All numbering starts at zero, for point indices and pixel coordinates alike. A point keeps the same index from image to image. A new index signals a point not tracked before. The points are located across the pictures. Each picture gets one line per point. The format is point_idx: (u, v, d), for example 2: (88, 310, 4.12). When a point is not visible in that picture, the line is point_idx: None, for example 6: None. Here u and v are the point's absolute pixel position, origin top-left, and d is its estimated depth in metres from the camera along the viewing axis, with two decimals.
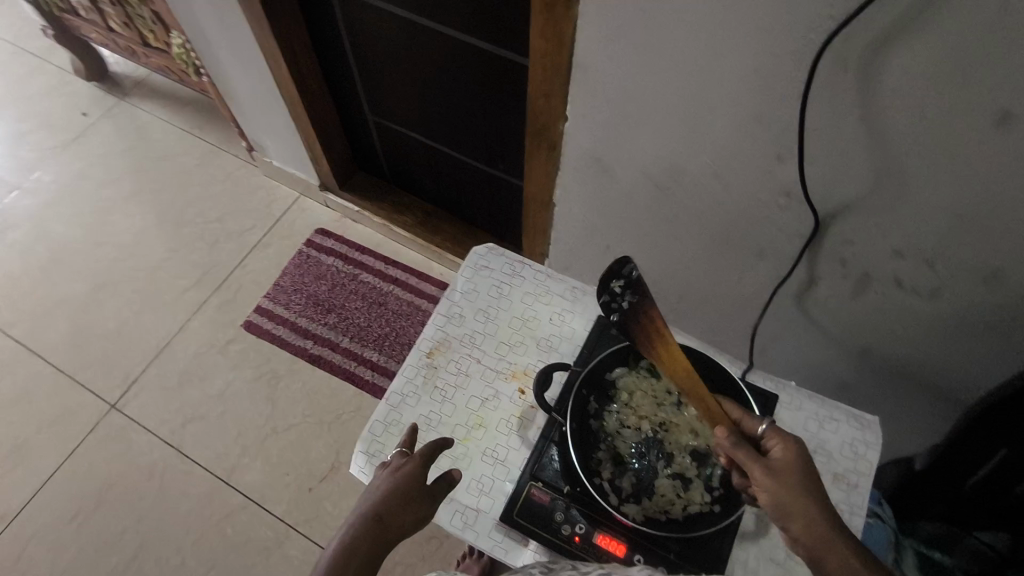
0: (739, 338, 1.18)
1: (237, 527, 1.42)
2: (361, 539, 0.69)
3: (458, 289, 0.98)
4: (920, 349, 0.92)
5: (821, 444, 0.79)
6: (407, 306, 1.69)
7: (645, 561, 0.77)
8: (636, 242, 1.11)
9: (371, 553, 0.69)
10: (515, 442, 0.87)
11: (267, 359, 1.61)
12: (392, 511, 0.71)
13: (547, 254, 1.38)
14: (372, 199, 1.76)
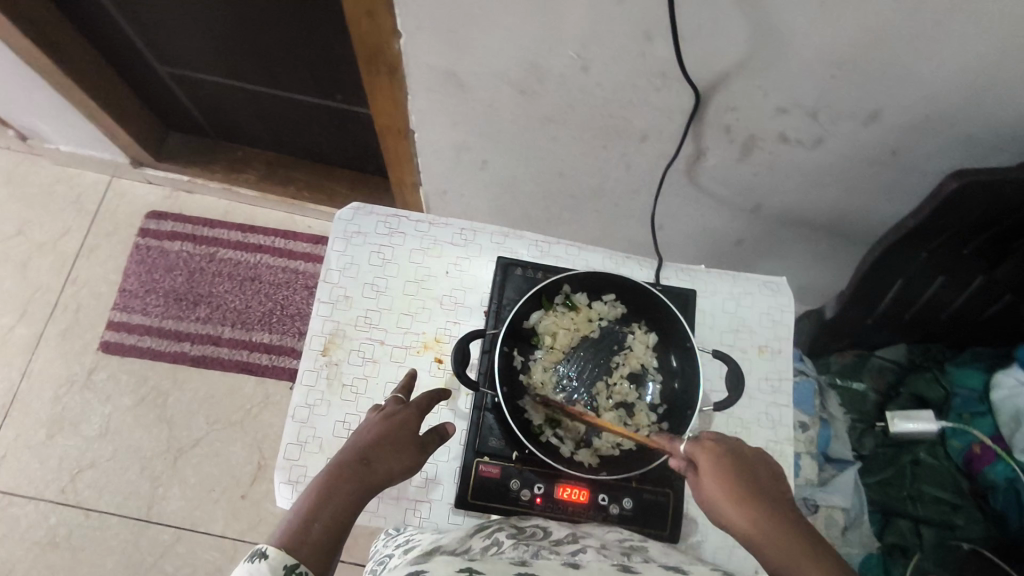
0: (635, 223, 1.20)
1: (178, 560, 1.30)
2: (347, 476, 0.65)
3: (334, 268, 0.87)
4: (801, 189, 0.99)
5: (742, 322, 0.88)
6: (283, 274, 1.50)
7: (610, 498, 0.75)
8: (520, 151, 1.04)
9: (356, 492, 0.65)
10: (446, 418, 0.81)
11: (143, 377, 1.41)
12: (382, 453, 0.68)
13: (418, 180, 1.21)
14: (196, 163, 1.49)
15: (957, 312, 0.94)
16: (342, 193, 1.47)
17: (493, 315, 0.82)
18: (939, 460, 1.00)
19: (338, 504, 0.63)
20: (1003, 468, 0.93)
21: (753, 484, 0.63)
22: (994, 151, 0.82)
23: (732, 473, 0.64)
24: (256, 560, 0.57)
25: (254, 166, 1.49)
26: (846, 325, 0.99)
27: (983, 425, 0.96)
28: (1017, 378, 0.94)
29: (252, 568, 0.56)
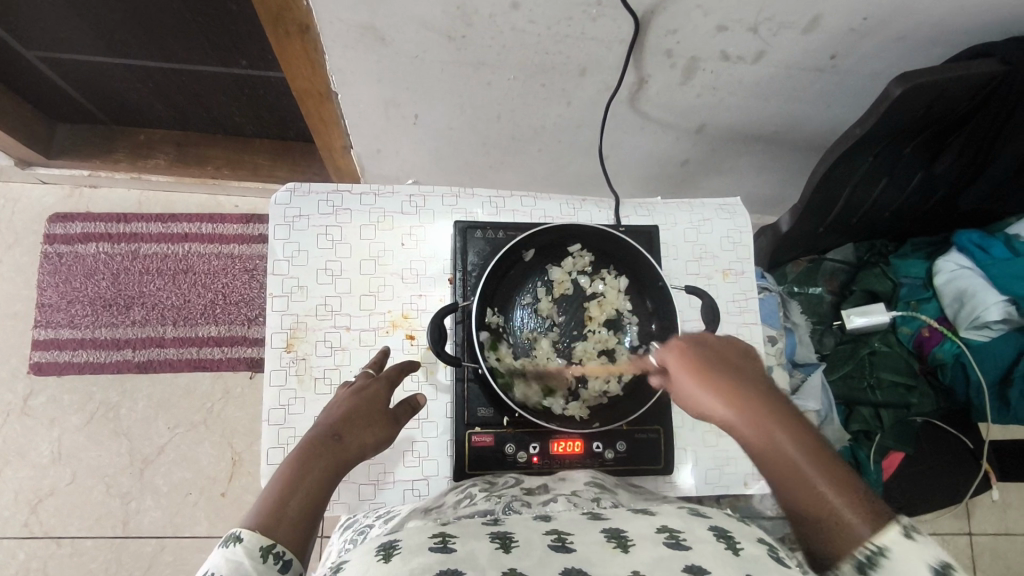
0: (582, 158, 1.16)
1: (167, 569, 1.25)
2: (319, 453, 0.62)
3: (282, 258, 0.81)
4: (745, 104, 0.98)
5: (704, 249, 0.89)
6: (218, 261, 1.40)
7: (605, 444, 0.76)
8: (455, 101, 0.97)
9: (328, 470, 0.61)
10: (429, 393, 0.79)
11: (87, 394, 1.32)
12: (353, 428, 0.66)
13: (349, 144, 1.10)
14: (94, 154, 1.33)
15: (899, 207, 0.98)
16: (265, 166, 1.35)
17: (461, 284, 0.79)
18: (892, 347, 1.07)
19: (312, 482, 0.59)
20: (950, 344, 1.02)
21: (748, 383, 0.61)
22: (928, 44, 0.83)
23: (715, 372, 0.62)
24: (230, 544, 0.52)
25: (162, 148, 1.34)
26: (799, 236, 1.02)
27: (929, 310, 1.05)
28: (956, 262, 1.02)
29: (227, 552, 0.51)
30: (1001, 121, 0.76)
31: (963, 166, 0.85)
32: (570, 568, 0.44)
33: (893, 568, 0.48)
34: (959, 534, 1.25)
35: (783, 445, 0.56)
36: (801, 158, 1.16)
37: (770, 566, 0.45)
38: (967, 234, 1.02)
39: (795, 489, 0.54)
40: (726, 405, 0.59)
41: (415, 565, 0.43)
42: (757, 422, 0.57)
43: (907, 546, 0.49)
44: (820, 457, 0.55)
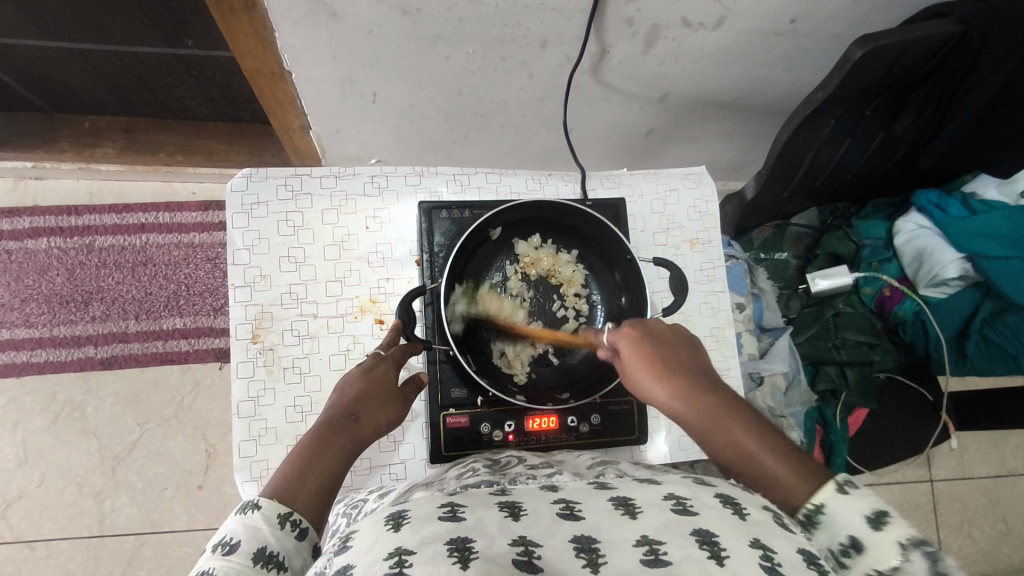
0: (547, 132, 1.15)
1: (147, 565, 1.23)
2: (337, 433, 0.62)
3: (242, 247, 0.78)
4: (707, 71, 0.97)
5: (672, 219, 0.89)
6: (178, 251, 1.36)
7: (579, 417, 0.77)
8: (414, 76, 0.94)
9: (345, 451, 0.61)
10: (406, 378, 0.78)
11: (49, 394, 1.28)
12: (368, 408, 0.65)
13: (306, 124, 1.06)
14: (36, 144, 1.26)
15: (861, 168, 0.99)
16: (220, 150, 1.29)
17: (428, 266, 0.78)
18: (855, 308, 1.10)
19: (329, 459, 0.60)
20: (910, 302, 1.05)
21: (688, 372, 0.62)
22: (886, 4, 0.83)
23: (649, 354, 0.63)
24: (249, 511, 0.54)
25: (110, 136, 1.29)
26: (765, 201, 1.02)
27: (891, 270, 1.08)
28: (916, 222, 1.04)
29: (245, 519, 0.53)
30: (960, 77, 0.77)
31: (922, 125, 0.86)
32: (579, 534, 0.44)
33: (830, 524, 0.51)
34: (924, 482, 1.31)
35: (732, 429, 0.58)
36: (763, 123, 1.17)
37: (774, 530, 0.47)
38: (924, 195, 1.04)
39: (748, 469, 0.57)
40: (673, 397, 0.61)
41: (424, 535, 0.43)
42: (706, 410, 0.59)
43: (841, 501, 0.52)
44: (764, 433, 0.57)
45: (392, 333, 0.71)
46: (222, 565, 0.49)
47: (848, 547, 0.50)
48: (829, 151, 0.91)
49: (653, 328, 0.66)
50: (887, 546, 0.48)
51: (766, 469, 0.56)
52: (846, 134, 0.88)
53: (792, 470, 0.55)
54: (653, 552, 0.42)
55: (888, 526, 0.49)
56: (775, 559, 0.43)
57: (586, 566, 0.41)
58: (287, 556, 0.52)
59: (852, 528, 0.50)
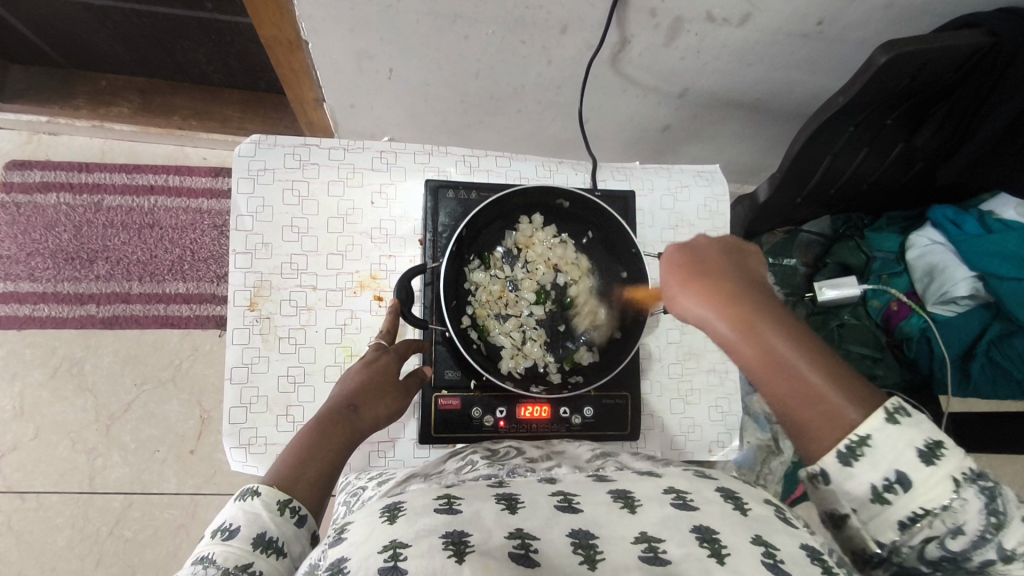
0: (561, 121, 1.13)
1: (135, 525, 1.24)
2: (337, 422, 0.60)
3: (245, 213, 0.78)
4: (728, 69, 0.96)
5: (680, 217, 0.88)
6: (185, 216, 1.36)
7: (572, 409, 0.76)
8: (431, 54, 0.93)
9: (345, 439, 0.60)
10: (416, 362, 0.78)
11: (49, 349, 1.28)
12: (369, 399, 0.64)
13: (321, 97, 1.05)
14: (53, 99, 1.26)
15: (878, 179, 0.97)
16: (234, 118, 1.29)
17: (431, 245, 0.77)
18: (860, 320, 1.09)
19: (330, 448, 0.58)
20: (917, 319, 1.04)
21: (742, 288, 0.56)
22: (917, 12, 0.81)
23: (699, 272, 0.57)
24: (248, 498, 0.52)
25: (125, 96, 1.28)
26: (777, 205, 1.01)
27: (898, 284, 1.07)
28: (929, 237, 1.03)
29: (245, 505, 0.51)
30: (986, 91, 0.75)
31: (943, 139, 0.84)
32: (577, 528, 0.44)
33: (876, 456, 0.50)
34: None
35: (773, 338, 0.53)
36: (782, 126, 1.15)
37: (776, 526, 0.46)
38: (941, 210, 1.02)
39: (783, 386, 0.53)
40: (713, 307, 0.55)
41: (421, 528, 0.42)
42: (746, 318, 0.54)
43: (891, 432, 0.49)
44: (810, 345, 0.53)
45: (391, 318, 0.70)
46: (222, 551, 0.48)
47: (894, 482, 0.49)
48: (844, 159, 0.90)
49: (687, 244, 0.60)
50: (940, 482, 0.48)
51: (806, 386, 0.52)
52: (865, 142, 0.87)
53: (832, 385, 0.52)
54: (652, 550, 0.42)
55: (942, 459, 0.48)
56: (778, 556, 0.42)
57: (584, 562, 0.41)
58: (286, 542, 0.51)
59: (901, 463, 0.49)
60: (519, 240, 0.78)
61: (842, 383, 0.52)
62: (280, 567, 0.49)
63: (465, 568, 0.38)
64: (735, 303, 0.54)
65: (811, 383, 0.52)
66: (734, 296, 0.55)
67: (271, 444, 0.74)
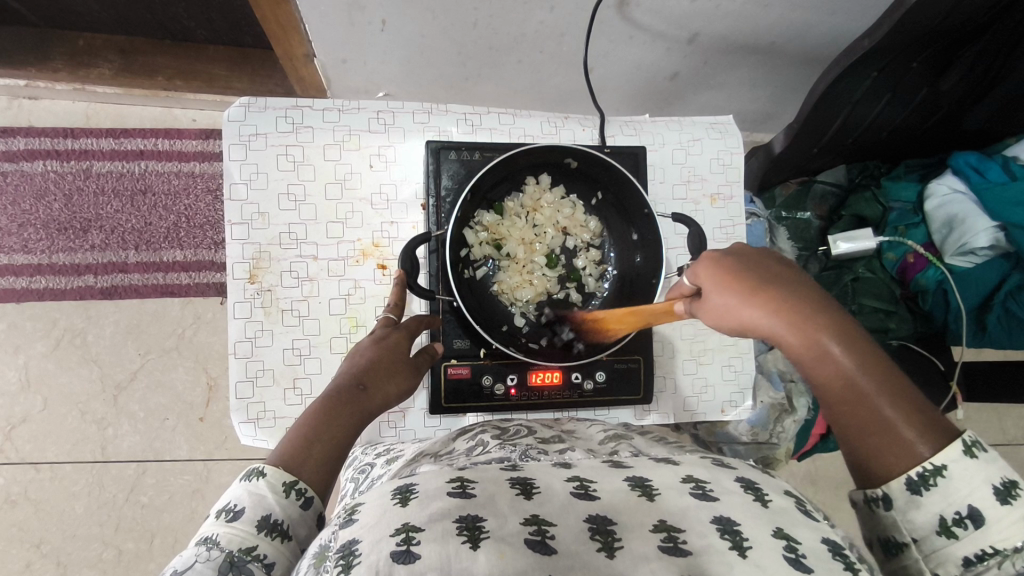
0: (564, 70, 1.07)
1: (151, 491, 1.26)
2: (345, 402, 0.58)
3: (239, 181, 0.74)
4: (741, 11, 0.90)
5: (693, 171, 0.84)
6: (178, 181, 1.32)
7: (583, 374, 0.75)
8: (426, 3, 0.87)
9: (357, 420, 0.58)
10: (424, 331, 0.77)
11: (49, 321, 1.27)
12: (378, 379, 0.62)
13: (311, 52, 1.00)
14: (28, 60, 1.19)
15: (897, 128, 0.93)
16: (222, 76, 1.23)
17: (434, 210, 0.74)
18: (874, 273, 1.06)
19: (338, 429, 0.56)
20: (934, 271, 1.01)
21: (791, 293, 0.55)
22: None
23: (748, 277, 0.56)
24: (253, 478, 0.51)
25: (104, 55, 1.22)
26: (792, 157, 0.97)
27: (915, 236, 1.03)
28: (949, 185, 0.99)
29: (250, 486, 0.51)
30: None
31: (970, 83, 0.82)
32: (595, 514, 0.43)
33: (949, 487, 0.49)
34: None
35: (835, 354, 0.53)
36: (796, 70, 1.09)
37: (798, 519, 0.45)
38: (964, 156, 0.98)
39: (850, 406, 0.52)
40: (782, 323, 0.54)
41: (433, 512, 0.41)
42: (807, 331, 0.54)
43: (966, 465, 0.49)
44: (880, 366, 0.53)
45: (398, 292, 0.68)
46: (225, 533, 0.48)
47: (964, 516, 0.49)
48: (862, 108, 0.85)
49: (743, 252, 0.59)
50: (1014, 522, 0.47)
51: (873, 410, 0.52)
52: (887, 89, 0.82)
53: (900, 413, 0.51)
54: (672, 540, 0.41)
55: (1018, 500, 0.48)
56: (799, 550, 0.41)
57: (601, 550, 0.41)
58: (291, 526, 0.50)
59: (975, 498, 0.48)
60: (526, 202, 0.75)
61: (907, 411, 0.51)
62: (284, 551, 0.49)
63: (481, 557, 0.38)
64: (798, 319, 0.54)
65: (879, 407, 0.52)
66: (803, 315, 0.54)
67: (278, 417, 0.73)
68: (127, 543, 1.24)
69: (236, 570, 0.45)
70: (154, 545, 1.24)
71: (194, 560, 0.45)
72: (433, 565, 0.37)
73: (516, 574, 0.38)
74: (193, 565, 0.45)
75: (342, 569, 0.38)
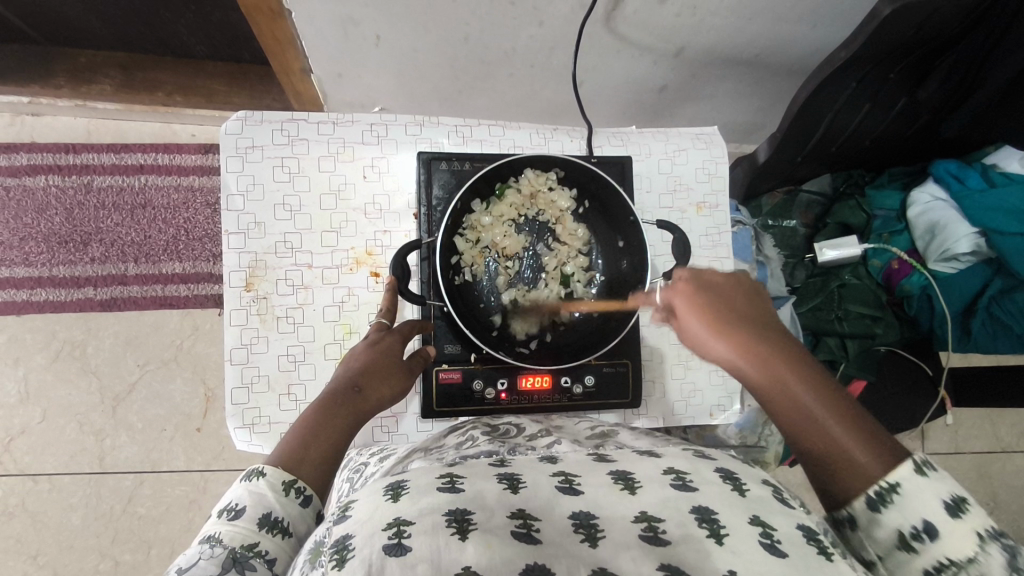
0: (555, 83, 1.10)
1: (148, 502, 1.26)
2: (342, 402, 0.60)
3: (236, 192, 0.76)
4: (725, 25, 0.93)
5: (679, 180, 0.86)
6: (177, 194, 1.34)
7: (572, 378, 0.76)
8: (419, 18, 0.90)
9: (351, 422, 0.60)
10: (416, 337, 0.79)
11: (49, 333, 1.28)
12: (372, 380, 0.63)
13: (307, 66, 1.02)
14: (32, 77, 1.22)
15: (879, 136, 0.96)
16: (221, 92, 1.25)
17: (425, 219, 0.76)
18: (861, 279, 1.08)
19: (335, 429, 0.58)
20: (918, 276, 1.04)
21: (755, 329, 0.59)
22: None
23: (716, 308, 0.61)
24: (253, 478, 0.52)
25: (106, 72, 1.25)
26: (777, 165, 0.99)
27: (900, 243, 1.06)
28: (931, 193, 1.02)
29: (250, 486, 0.52)
30: (994, 41, 0.73)
31: (947, 93, 0.83)
32: (578, 510, 0.44)
33: (904, 504, 0.49)
34: (913, 455, 1.31)
35: (794, 384, 0.55)
36: (781, 82, 1.12)
37: (774, 506, 0.46)
38: (944, 164, 1.01)
39: (799, 426, 0.54)
40: (740, 352, 0.58)
41: (423, 506, 0.43)
42: (766, 362, 0.56)
43: (918, 482, 0.49)
44: (839, 399, 0.54)
45: (389, 297, 0.70)
46: (227, 531, 0.49)
47: (920, 531, 0.48)
48: (842, 118, 0.88)
49: (710, 279, 0.63)
50: (964, 534, 0.47)
51: (821, 428, 0.53)
52: (868, 99, 0.85)
53: (852, 436, 0.52)
54: (652, 529, 0.43)
55: (968, 514, 0.47)
56: (774, 536, 0.42)
57: (584, 541, 0.42)
58: (291, 523, 0.51)
59: (928, 513, 0.48)
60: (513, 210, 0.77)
61: (862, 435, 0.52)
62: (285, 547, 0.50)
63: (467, 547, 0.39)
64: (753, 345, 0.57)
65: (835, 433, 0.53)
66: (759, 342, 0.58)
67: (273, 423, 0.75)
68: (123, 554, 1.24)
69: (239, 566, 0.46)
70: (151, 556, 1.25)
71: (197, 558, 0.46)
72: (421, 555, 0.39)
73: (502, 563, 0.39)
74: (197, 562, 0.46)
75: (335, 562, 0.39)
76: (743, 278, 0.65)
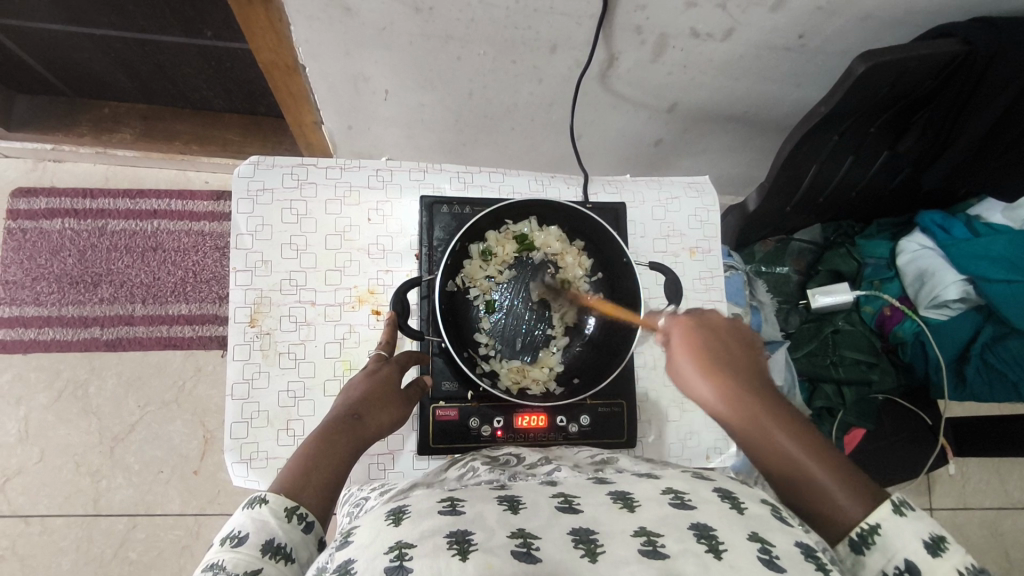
0: (554, 137, 1.15)
1: (139, 546, 1.24)
2: (342, 430, 0.61)
3: (246, 232, 0.80)
4: (714, 83, 0.98)
5: (671, 227, 0.89)
6: (188, 238, 1.38)
7: (568, 416, 0.77)
8: (425, 74, 0.95)
9: (352, 450, 0.61)
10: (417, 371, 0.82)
11: (54, 372, 1.30)
12: (374, 410, 0.65)
13: (319, 119, 1.07)
14: (58, 128, 1.29)
15: (865, 186, 1.00)
16: (235, 142, 1.32)
17: (426, 259, 0.79)
18: (855, 326, 1.10)
19: (336, 458, 0.59)
20: (910, 323, 1.06)
21: (743, 378, 0.59)
22: (894, 22, 0.83)
23: (711, 357, 0.61)
24: (256, 505, 0.53)
25: (128, 122, 1.31)
26: (766, 214, 1.03)
27: (892, 290, 1.09)
28: (918, 242, 1.05)
29: (253, 513, 0.52)
30: (964, 97, 0.77)
31: (925, 146, 0.86)
32: (577, 527, 0.45)
33: (886, 544, 0.52)
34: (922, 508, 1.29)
35: (781, 435, 0.56)
36: (772, 137, 1.17)
37: (772, 523, 0.47)
38: (930, 215, 1.04)
39: (792, 478, 0.55)
40: (724, 397, 0.58)
41: (425, 528, 0.43)
42: (757, 413, 0.57)
43: (897, 523, 0.52)
44: (822, 450, 0.55)
45: (389, 331, 0.71)
46: (231, 558, 0.49)
47: (904, 569, 0.51)
48: (827, 170, 0.92)
49: (711, 322, 0.64)
50: (946, 572, 0.49)
51: (818, 483, 0.54)
52: (851, 151, 0.89)
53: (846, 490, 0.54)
54: (651, 543, 0.43)
55: (947, 552, 0.50)
56: (773, 551, 0.43)
57: (584, 555, 0.42)
58: (294, 549, 0.52)
59: (910, 551, 0.51)
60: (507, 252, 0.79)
61: (846, 481, 0.54)
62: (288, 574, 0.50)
63: (468, 566, 0.39)
64: (745, 393, 0.58)
65: (816, 476, 0.54)
66: (744, 387, 0.58)
67: (271, 457, 0.75)
68: None
69: None
70: None
71: None
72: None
73: None
74: None
75: None
76: (738, 322, 0.65)
